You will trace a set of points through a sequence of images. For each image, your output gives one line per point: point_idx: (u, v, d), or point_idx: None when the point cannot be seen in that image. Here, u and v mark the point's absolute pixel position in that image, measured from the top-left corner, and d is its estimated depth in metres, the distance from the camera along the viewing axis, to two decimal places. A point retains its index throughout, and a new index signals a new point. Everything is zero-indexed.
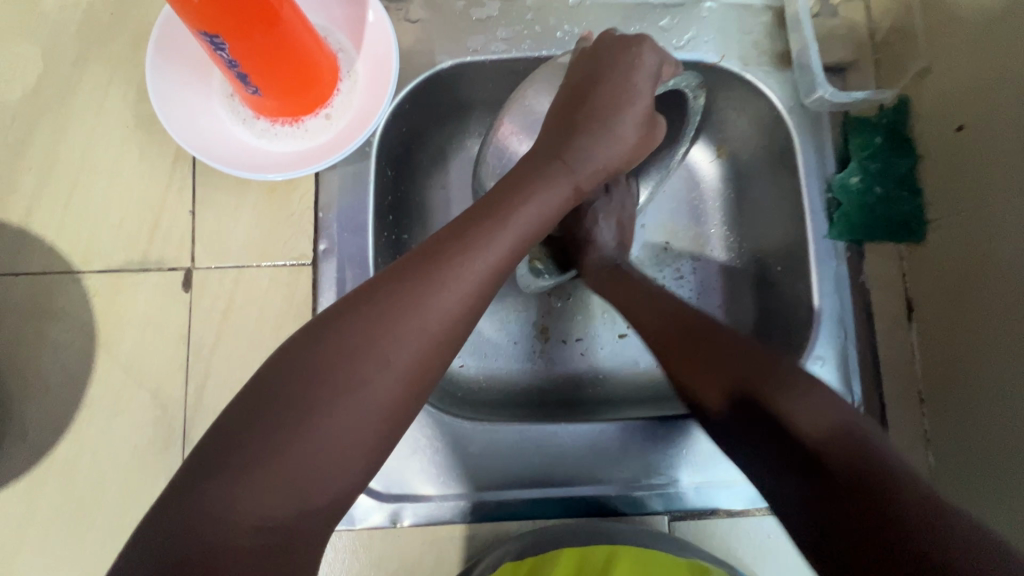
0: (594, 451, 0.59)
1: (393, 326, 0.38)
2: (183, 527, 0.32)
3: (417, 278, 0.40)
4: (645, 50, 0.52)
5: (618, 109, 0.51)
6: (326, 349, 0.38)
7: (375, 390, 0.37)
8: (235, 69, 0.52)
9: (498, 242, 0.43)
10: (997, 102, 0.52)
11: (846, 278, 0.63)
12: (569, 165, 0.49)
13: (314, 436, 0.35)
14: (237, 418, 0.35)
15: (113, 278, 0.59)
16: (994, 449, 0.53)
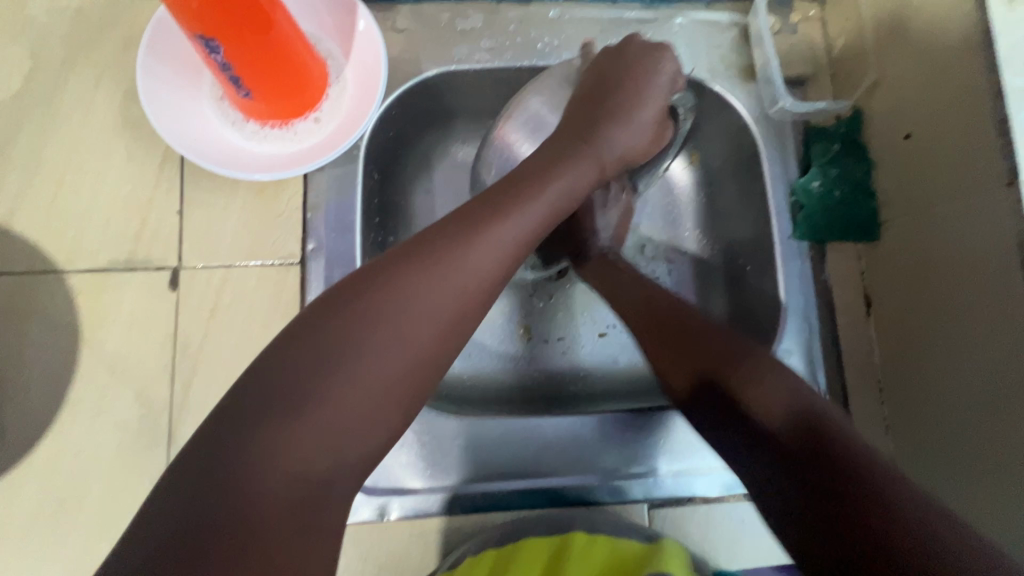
0: (579, 441, 0.61)
1: (432, 285, 0.40)
2: (220, 481, 0.32)
3: (460, 236, 0.42)
4: (667, 56, 0.59)
5: (639, 106, 0.58)
6: (368, 302, 0.39)
7: (417, 341, 0.39)
8: (227, 72, 0.54)
9: (532, 211, 0.46)
10: (937, 112, 0.57)
11: (810, 276, 0.67)
12: (598, 149, 0.54)
13: (359, 386, 0.37)
14: (279, 364, 0.36)
15: (99, 277, 0.59)
16: (947, 433, 0.57)
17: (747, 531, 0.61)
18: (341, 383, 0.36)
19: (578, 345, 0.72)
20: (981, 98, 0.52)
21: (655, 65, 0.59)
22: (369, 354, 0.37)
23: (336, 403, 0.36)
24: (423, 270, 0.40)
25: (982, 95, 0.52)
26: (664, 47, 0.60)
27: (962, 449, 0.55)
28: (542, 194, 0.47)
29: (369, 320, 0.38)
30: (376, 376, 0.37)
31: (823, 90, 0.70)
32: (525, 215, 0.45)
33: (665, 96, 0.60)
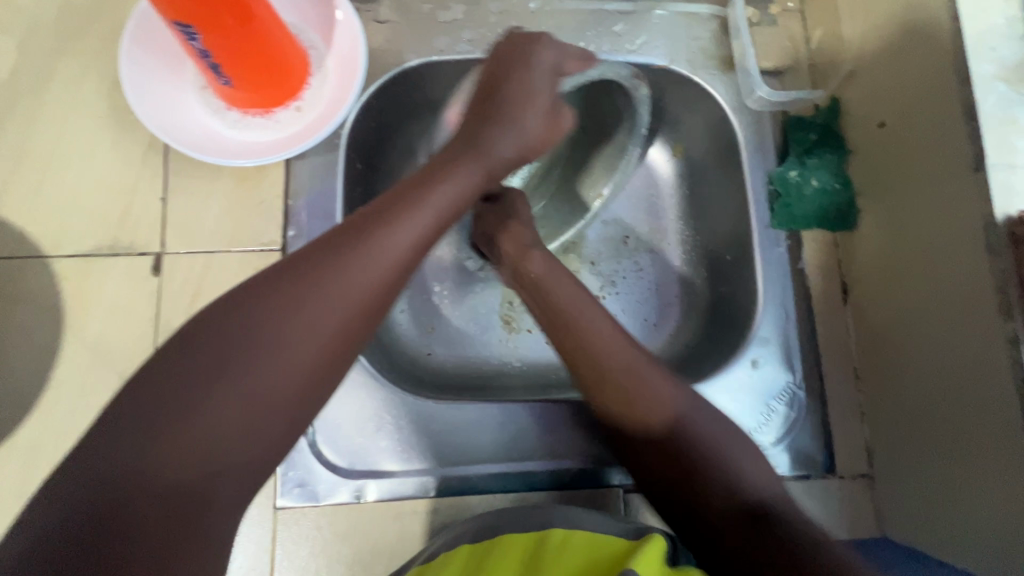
0: (556, 427, 0.62)
1: (318, 292, 0.39)
2: (99, 479, 0.33)
3: (339, 248, 0.41)
4: (544, 49, 0.55)
5: (530, 102, 0.54)
6: (254, 310, 0.38)
7: (297, 351, 0.38)
8: (207, 60, 0.55)
9: (423, 218, 0.45)
10: (908, 100, 0.58)
11: (787, 264, 0.67)
12: (484, 150, 0.51)
13: (232, 395, 0.36)
14: (145, 390, 0.35)
15: (83, 262, 0.60)
16: (920, 419, 0.57)
17: None
18: (221, 389, 0.36)
19: None
20: (950, 84, 0.52)
21: (527, 59, 0.55)
22: (248, 361, 0.37)
23: (208, 415, 0.36)
24: (309, 278, 0.40)
25: (950, 80, 0.52)
26: (541, 38, 0.56)
27: (935, 434, 0.55)
28: (431, 202, 0.46)
29: (250, 327, 0.38)
30: (252, 384, 0.37)
31: (802, 81, 0.71)
32: (416, 222, 0.44)
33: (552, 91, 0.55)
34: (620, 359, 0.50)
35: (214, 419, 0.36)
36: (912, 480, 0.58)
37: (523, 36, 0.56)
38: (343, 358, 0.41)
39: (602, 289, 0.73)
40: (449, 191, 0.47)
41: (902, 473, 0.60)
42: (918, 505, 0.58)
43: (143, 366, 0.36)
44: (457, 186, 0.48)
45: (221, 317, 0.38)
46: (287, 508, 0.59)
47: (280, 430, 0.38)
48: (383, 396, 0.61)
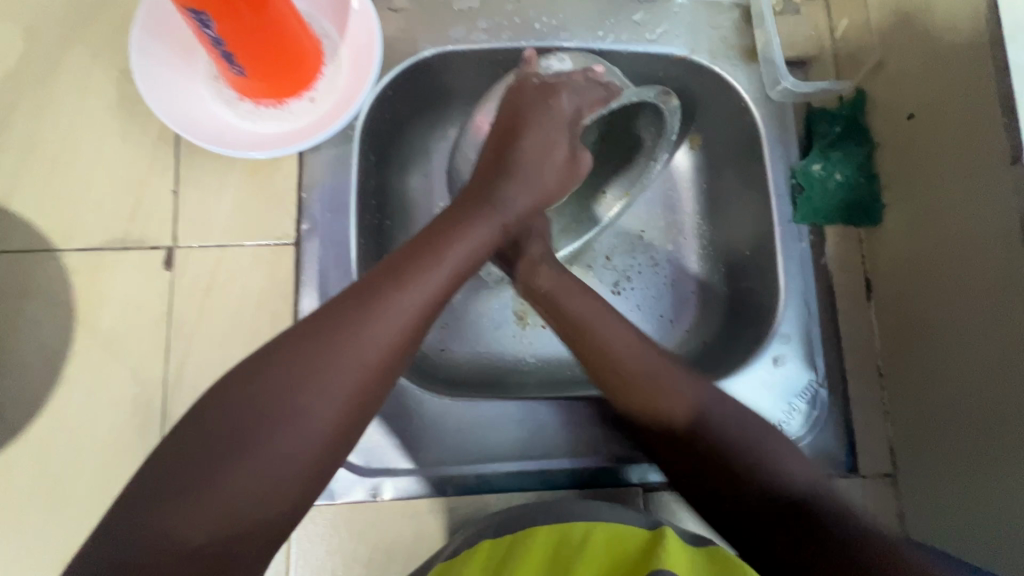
0: (573, 425, 0.61)
1: (334, 360, 0.42)
2: (138, 538, 0.35)
3: (357, 311, 0.44)
4: (561, 97, 0.57)
5: (542, 149, 0.56)
6: (273, 379, 0.40)
7: (316, 419, 0.40)
8: (220, 48, 0.53)
9: (434, 279, 0.47)
10: (939, 91, 0.56)
11: (809, 259, 0.66)
12: (495, 207, 0.53)
13: (254, 464, 0.38)
14: (179, 449, 0.38)
15: (94, 256, 0.59)
16: (946, 418, 0.56)
17: None
18: (246, 454, 0.38)
19: None
20: (986, 75, 0.50)
21: (544, 107, 0.57)
22: (271, 431, 0.39)
23: (233, 480, 0.38)
24: (324, 344, 0.42)
25: (987, 70, 0.50)
26: (558, 86, 0.57)
27: (961, 434, 0.54)
28: (443, 261, 0.48)
29: (271, 395, 0.40)
30: (277, 448, 0.39)
31: (826, 72, 0.69)
32: (427, 284, 0.47)
33: (564, 139, 0.58)
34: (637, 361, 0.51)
35: (239, 485, 0.38)
36: (935, 478, 0.58)
37: (540, 83, 0.58)
38: (358, 422, 0.43)
39: (617, 285, 0.73)
40: (458, 249, 0.50)
41: (926, 473, 0.59)
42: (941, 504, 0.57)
43: (179, 422, 0.39)
44: (468, 238, 0.51)
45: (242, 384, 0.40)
46: None
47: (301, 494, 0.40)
48: (399, 393, 0.60)
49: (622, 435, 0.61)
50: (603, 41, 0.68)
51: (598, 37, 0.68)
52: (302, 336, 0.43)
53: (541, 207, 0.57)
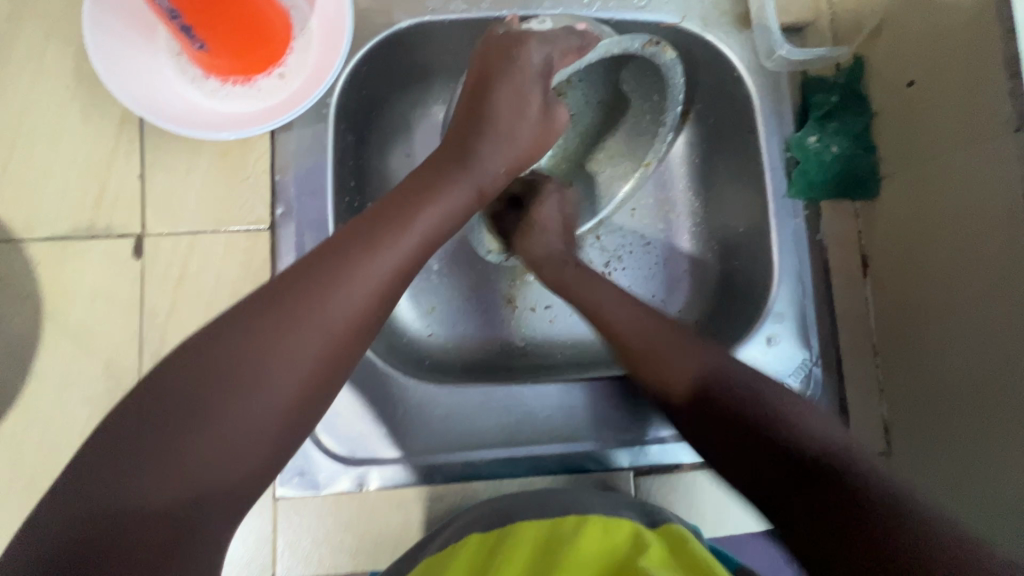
0: (563, 399, 0.60)
1: (297, 325, 0.40)
2: (104, 496, 0.35)
3: (322, 275, 0.42)
4: (530, 48, 0.54)
5: (512, 108, 0.54)
6: (234, 344, 0.39)
7: (278, 381, 0.39)
8: (179, 21, 0.50)
9: (402, 243, 0.45)
10: (942, 56, 0.53)
11: (804, 235, 0.64)
12: (468, 168, 0.51)
13: (216, 427, 0.37)
14: (140, 411, 0.37)
15: (59, 246, 0.57)
16: (940, 395, 0.55)
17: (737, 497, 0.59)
18: (207, 416, 0.37)
19: (565, 314, 0.69)
20: (991, 38, 0.47)
21: (511, 62, 0.53)
22: (233, 395, 0.38)
23: (194, 442, 0.37)
24: (285, 310, 0.40)
25: (993, 33, 0.47)
26: (525, 37, 0.54)
27: (957, 410, 0.53)
28: (410, 226, 0.46)
29: (233, 361, 0.38)
30: (243, 409, 0.38)
31: (823, 37, 0.66)
32: (394, 248, 0.45)
33: (539, 95, 0.55)
34: (640, 326, 0.54)
35: (202, 445, 0.37)
36: (932, 458, 0.57)
37: (505, 39, 0.54)
38: (323, 385, 0.42)
39: (608, 266, 0.71)
40: (427, 213, 0.47)
41: (921, 452, 0.58)
42: (934, 479, 0.56)
43: (139, 388, 0.38)
44: (440, 204, 0.48)
45: (202, 349, 0.39)
46: (287, 498, 0.57)
47: (269, 450, 0.40)
48: (382, 381, 0.58)
49: (613, 417, 0.60)
50: (589, 9, 0.64)
51: (584, 4, 0.64)
52: (264, 300, 0.41)
53: (516, 171, 0.56)
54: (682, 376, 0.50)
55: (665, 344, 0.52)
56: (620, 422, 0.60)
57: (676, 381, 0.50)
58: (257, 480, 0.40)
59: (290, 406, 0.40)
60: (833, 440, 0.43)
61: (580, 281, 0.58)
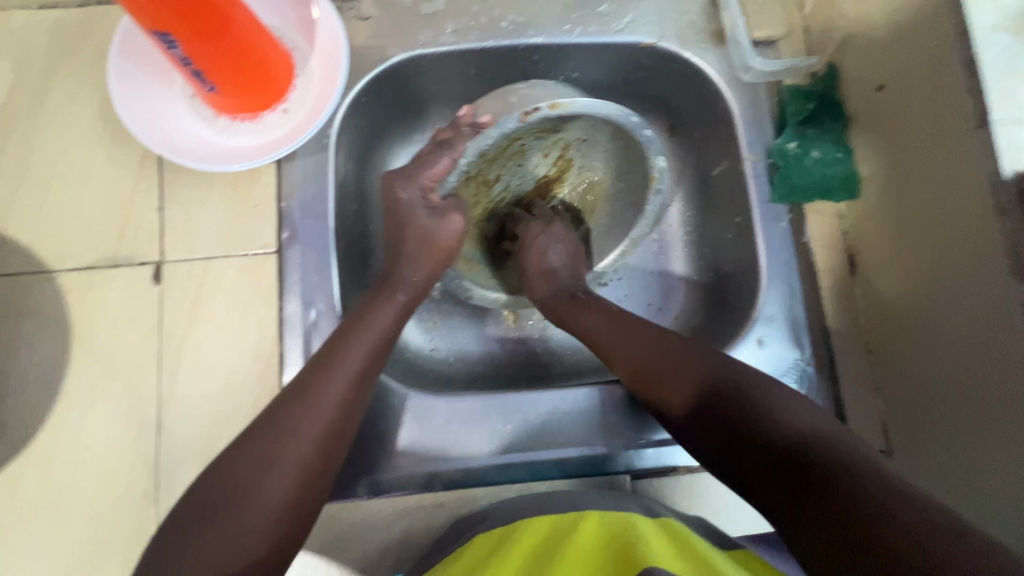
0: (557, 418, 0.61)
1: (287, 430, 0.46)
2: None
3: (296, 393, 0.48)
4: (401, 188, 0.57)
5: (417, 231, 0.59)
6: (240, 458, 0.44)
7: (280, 483, 0.44)
8: (190, 67, 0.55)
9: (357, 350, 0.51)
10: (906, 61, 0.55)
11: (791, 238, 0.65)
12: (393, 287, 0.58)
13: (227, 532, 0.41)
14: (163, 545, 0.41)
15: (85, 275, 0.61)
16: (932, 389, 0.56)
17: (734, 497, 0.60)
18: (228, 515, 0.42)
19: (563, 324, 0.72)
20: (950, 41, 0.49)
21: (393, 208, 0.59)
22: (247, 496, 0.43)
23: (223, 547, 0.41)
24: (274, 419, 0.46)
25: (950, 37, 0.49)
26: (394, 186, 0.58)
27: (952, 402, 0.53)
28: (364, 336, 0.53)
29: (243, 470, 0.44)
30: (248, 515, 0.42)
31: (797, 48, 0.68)
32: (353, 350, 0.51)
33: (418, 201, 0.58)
34: (640, 355, 0.54)
35: (219, 546, 0.41)
36: (929, 453, 0.56)
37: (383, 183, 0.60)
38: (317, 477, 0.46)
39: (604, 276, 0.74)
40: (373, 320, 0.54)
41: (918, 447, 0.58)
42: (931, 471, 0.56)
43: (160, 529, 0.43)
44: (381, 315, 0.55)
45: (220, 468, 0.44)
46: None
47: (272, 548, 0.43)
48: (382, 393, 0.61)
49: (609, 423, 0.61)
50: (570, 34, 0.68)
51: (565, 30, 0.68)
52: (261, 422, 0.47)
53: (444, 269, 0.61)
54: (681, 389, 0.51)
55: (670, 347, 0.54)
56: (616, 426, 0.61)
57: (676, 395, 0.51)
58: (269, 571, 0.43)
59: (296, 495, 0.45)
60: (816, 428, 0.44)
61: (574, 316, 0.61)
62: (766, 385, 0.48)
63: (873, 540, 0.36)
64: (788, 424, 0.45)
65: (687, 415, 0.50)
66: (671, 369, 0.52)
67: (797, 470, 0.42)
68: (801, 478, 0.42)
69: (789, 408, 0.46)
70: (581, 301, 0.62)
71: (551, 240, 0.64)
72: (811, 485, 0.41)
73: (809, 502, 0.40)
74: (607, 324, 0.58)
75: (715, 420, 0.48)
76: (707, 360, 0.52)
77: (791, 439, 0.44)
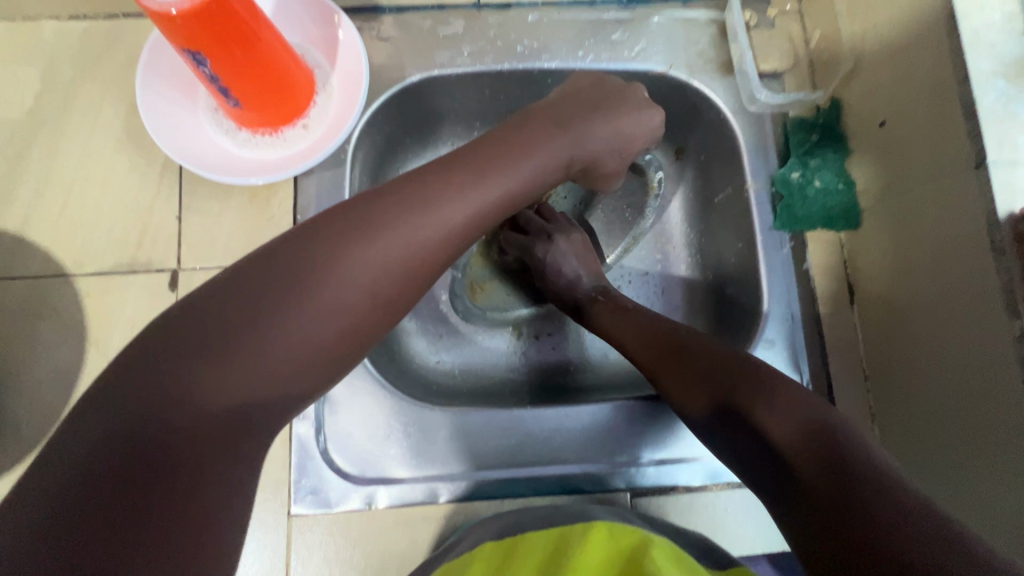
0: (561, 436, 0.62)
1: (312, 295, 0.40)
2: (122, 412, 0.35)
3: (374, 229, 0.43)
4: (651, 109, 0.60)
5: (599, 141, 0.56)
6: (241, 301, 0.39)
7: (325, 329, 0.41)
8: (216, 83, 0.57)
9: (451, 219, 0.45)
10: (907, 99, 0.57)
11: (792, 265, 0.67)
12: (564, 134, 0.54)
13: (240, 363, 0.38)
14: (179, 321, 0.38)
15: (104, 279, 0.63)
16: (932, 416, 0.57)
17: (731, 519, 0.61)
18: (203, 373, 0.37)
19: (566, 341, 0.74)
20: (950, 84, 0.51)
21: (635, 103, 0.60)
22: (233, 356, 0.37)
23: (235, 389, 0.37)
24: (291, 283, 0.40)
25: (950, 80, 0.51)
26: (642, 91, 0.61)
27: (952, 419, 0.54)
28: (474, 192, 0.47)
29: (240, 320, 0.38)
30: (265, 352, 0.38)
31: (802, 80, 0.71)
32: (399, 241, 0.43)
33: (641, 121, 0.59)
34: (653, 362, 0.55)
35: (227, 372, 0.37)
36: (930, 479, 0.57)
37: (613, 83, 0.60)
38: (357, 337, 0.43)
39: None
40: (434, 217, 0.44)
41: (919, 474, 0.59)
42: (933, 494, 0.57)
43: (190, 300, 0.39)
44: (511, 172, 0.49)
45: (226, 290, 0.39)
46: (300, 515, 0.60)
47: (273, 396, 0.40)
48: (389, 404, 0.62)
49: (611, 440, 0.62)
50: (583, 60, 0.70)
51: (579, 56, 0.70)
52: (296, 246, 0.42)
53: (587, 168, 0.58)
54: (699, 390, 0.50)
55: (676, 357, 0.53)
56: (618, 444, 0.62)
57: (697, 398, 0.50)
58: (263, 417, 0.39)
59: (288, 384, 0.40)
60: (816, 430, 0.41)
61: (609, 316, 0.61)
62: (769, 387, 0.45)
63: (869, 547, 0.34)
64: (786, 428, 0.42)
65: (709, 416, 0.48)
66: (693, 378, 0.50)
67: (801, 480, 0.39)
68: (806, 487, 0.39)
69: (786, 411, 0.43)
70: (606, 303, 0.63)
71: (565, 254, 0.67)
72: (815, 495, 0.38)
73: (814, 514, 0.38)
74: (628, 319, 0.59)
75: (725, 424, 0.47)
76: (722, 360, 0.50)
77: (793, 445, 0.41)
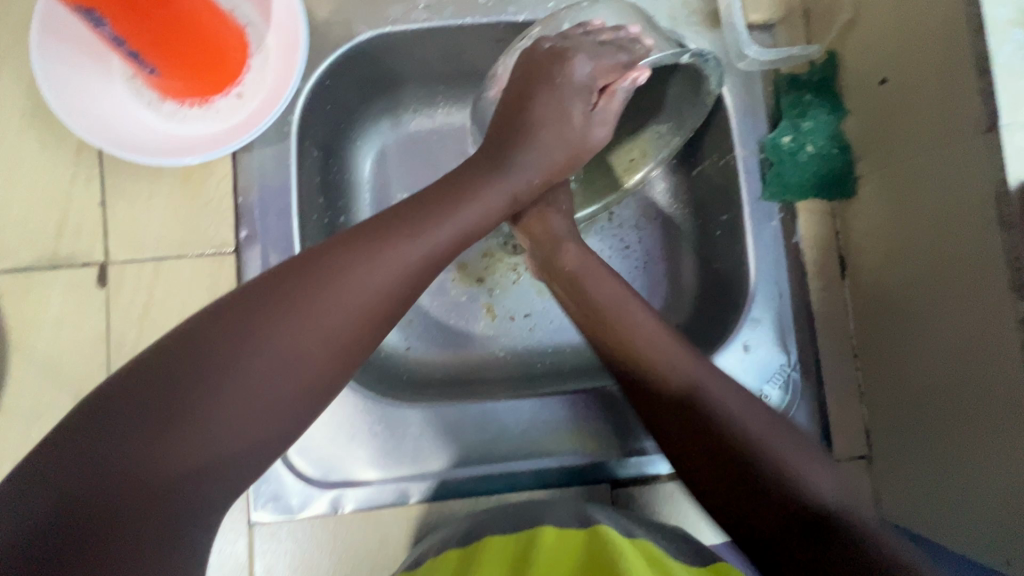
0: (562, 422, 0.59)
1: (255, 352, 0.39)
2: (82, 481, 0.34)
3: (325, 278, 0.42)
4: (577, 61, 0.52)
5: (544, 153, 0.53)
6: (161, 382, 0.37)
7: (285, 387, 0.40)
8: (124, 47, 0.49)
9: (402, 253, 0.44)
10: (910, 55, 0.52)
11: (781, 238, 0.63)
12: (504, 171, 0.52)
13: (192, 429, 0.37)
14: (126, 392, 0.37)
15: (23, 278, 0.56)
16: (921, 399, 0.54)
17: None
18: (138, 449, 0.35)
19: (546, 322, 0.69)
20: (961, 36, 0.46)
21: (553, 79, 0.52)
22: (168, 435, 0.36)
23: (193, 451, 0.36)
24: (242, 339, 0.39)
25: (961, 31, 0.46)
26: (569, 53, 0.52)
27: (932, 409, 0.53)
28: (420, 232, 0.46)
29: (160, 403, 0.36)
30: (217, 422, 0.37)
31: (795, 33, 0.64)
32: (352, 285, 0.42)
33: (582, 105, 0.53)
34: None
35: (181, 442, 0.36)
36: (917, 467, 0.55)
37: (551, 49, 0.53)
38: (323, 384, 0.42)
39: None
40: (375, 264, 0.43)
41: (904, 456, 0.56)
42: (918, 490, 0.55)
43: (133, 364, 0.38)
44: (452, 215, 0.48)
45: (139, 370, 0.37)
46: (263, 523, 0.56)
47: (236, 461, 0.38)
48: (352, 402, 0.57)
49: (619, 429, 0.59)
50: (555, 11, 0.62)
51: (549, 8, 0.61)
52: (237, 308, 0.40)
53: (550, 181, 0.55)
54: None
55: None
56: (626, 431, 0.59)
57: None
58: (238, 473, 0.39)
59: (251, 448, 0.39)
60: None
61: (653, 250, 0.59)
62: None
63: None
64: None
65: None
66: None
67: None
68: None
69: None
70: None
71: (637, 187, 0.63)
72: None
73: None
74: None
75: None
76: None
77: None
